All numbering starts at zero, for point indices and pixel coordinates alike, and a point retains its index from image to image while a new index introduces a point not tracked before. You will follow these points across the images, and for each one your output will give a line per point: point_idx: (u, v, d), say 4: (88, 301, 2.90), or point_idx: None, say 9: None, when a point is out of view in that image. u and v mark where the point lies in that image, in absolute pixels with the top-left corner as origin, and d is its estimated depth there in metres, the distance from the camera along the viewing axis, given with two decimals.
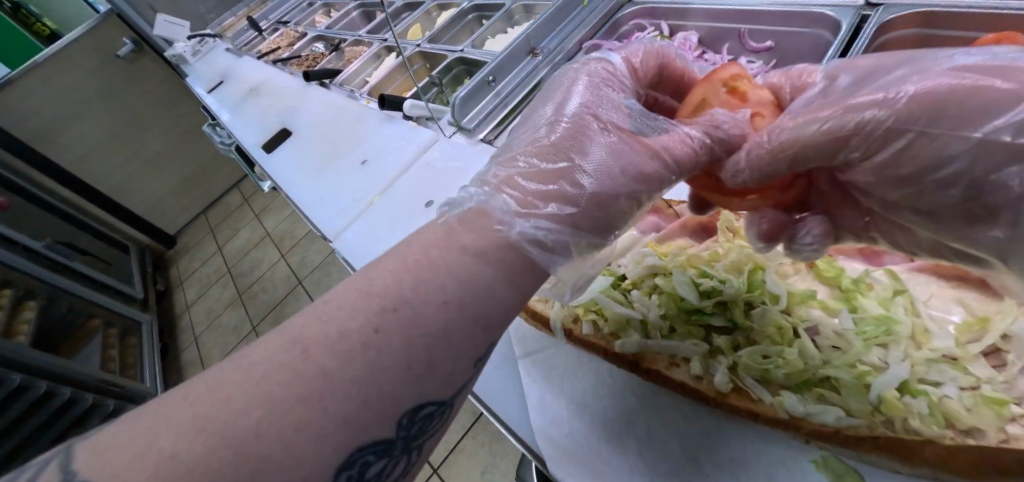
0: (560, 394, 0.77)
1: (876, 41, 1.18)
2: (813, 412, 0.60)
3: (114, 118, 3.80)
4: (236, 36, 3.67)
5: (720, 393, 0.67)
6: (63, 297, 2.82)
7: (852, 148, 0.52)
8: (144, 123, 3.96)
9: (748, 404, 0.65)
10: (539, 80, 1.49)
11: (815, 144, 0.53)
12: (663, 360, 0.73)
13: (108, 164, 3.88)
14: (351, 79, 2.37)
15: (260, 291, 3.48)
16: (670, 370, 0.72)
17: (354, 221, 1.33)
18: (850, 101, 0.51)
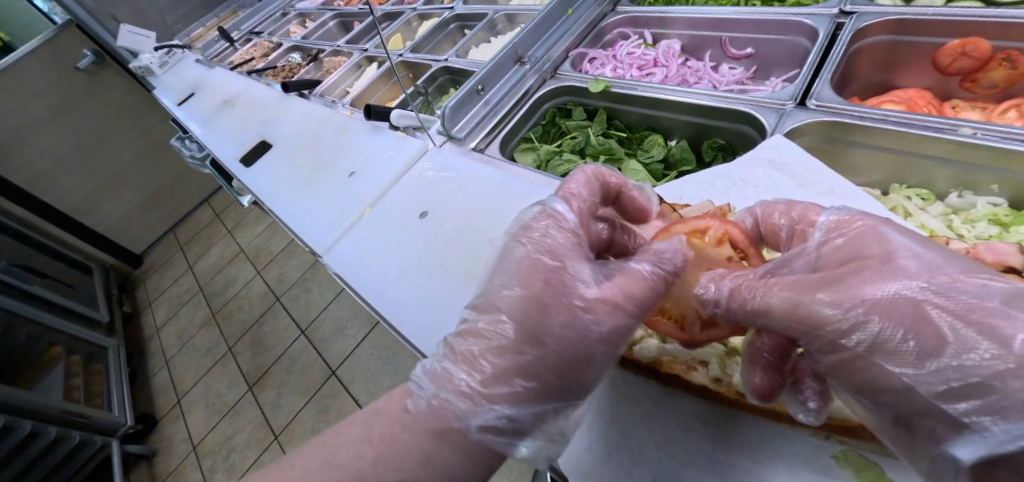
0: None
1: (853, 46, 1.22)
2: (835, 405, 0.60)
3: (76, 133, 3.63)
4: (207, 48, 3.57)
5: (741, 394, 0.67)
6: (21, 323, 2.65)
7: (820, 337, 0.53)
8: (108, 138, 3.80)
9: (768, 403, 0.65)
10: (526, 89, 1.49)
11: (797, 320, 0.54)
12: (681, 365, 0.72)
13: (69, 181, 3.69)
14: (331, 90, 2.34)
15: (238, 309, 3.35)
16: (690, 374, 0.70)
17: (344, 234, 1.29)
18: (857, 295, 0.50)
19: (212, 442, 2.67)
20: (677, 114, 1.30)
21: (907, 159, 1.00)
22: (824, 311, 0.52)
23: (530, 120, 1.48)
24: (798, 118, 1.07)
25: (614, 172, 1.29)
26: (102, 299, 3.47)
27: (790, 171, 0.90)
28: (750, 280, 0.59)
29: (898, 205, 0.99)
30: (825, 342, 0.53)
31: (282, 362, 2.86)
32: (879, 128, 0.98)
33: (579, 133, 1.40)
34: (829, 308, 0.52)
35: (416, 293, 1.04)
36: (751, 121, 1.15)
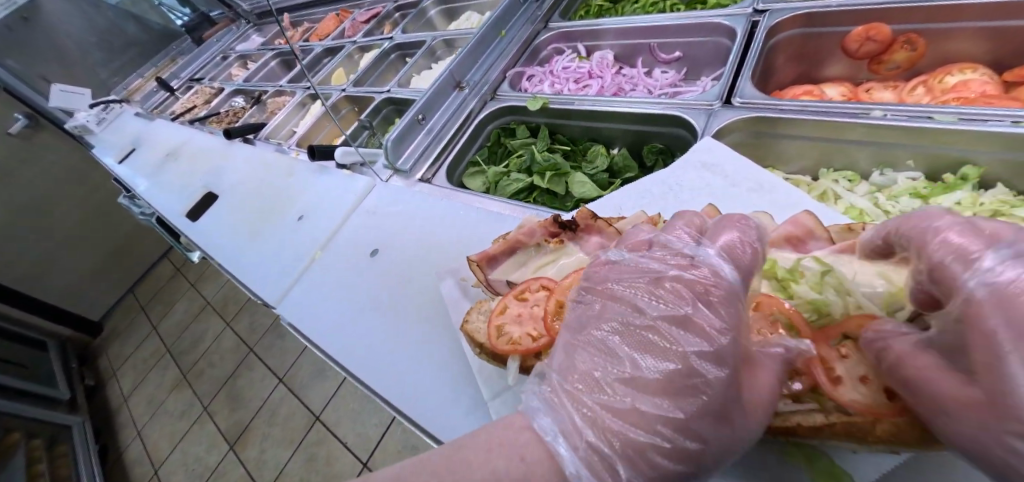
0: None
1: (770, 43, 1.28)
2: None
3: (14, 202, 3.43)
4: (146, 99, 3.45)
5: None
6: None
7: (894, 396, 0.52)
8: (52, 202, 3.61)
9: None
10: (469, 112, 1.50)
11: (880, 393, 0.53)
12: None
13: (12, 252, 3.47)
14: (276, 131, 2.29)
15: (207, 366, 3.20)
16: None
17: (295, 282, 1.25)
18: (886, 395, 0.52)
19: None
20: (615, 123, 1.33)
21: (830, 145, 1.05)
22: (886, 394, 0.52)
23: (475, 144, 1.49)
24: (725, 117, 1.10)
25: (562, 187, 1.30)
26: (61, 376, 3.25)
27: (722, 171, 0.93)
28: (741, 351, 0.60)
29: (826, 189, 1.05)
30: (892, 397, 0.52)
31: (262, 414, 2.73)
32: (802, 119, 1.03)
33: (524, 151, 1.41)
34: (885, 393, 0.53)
35: (375, 336, 1.01)
36: (685, 124, 1.18)
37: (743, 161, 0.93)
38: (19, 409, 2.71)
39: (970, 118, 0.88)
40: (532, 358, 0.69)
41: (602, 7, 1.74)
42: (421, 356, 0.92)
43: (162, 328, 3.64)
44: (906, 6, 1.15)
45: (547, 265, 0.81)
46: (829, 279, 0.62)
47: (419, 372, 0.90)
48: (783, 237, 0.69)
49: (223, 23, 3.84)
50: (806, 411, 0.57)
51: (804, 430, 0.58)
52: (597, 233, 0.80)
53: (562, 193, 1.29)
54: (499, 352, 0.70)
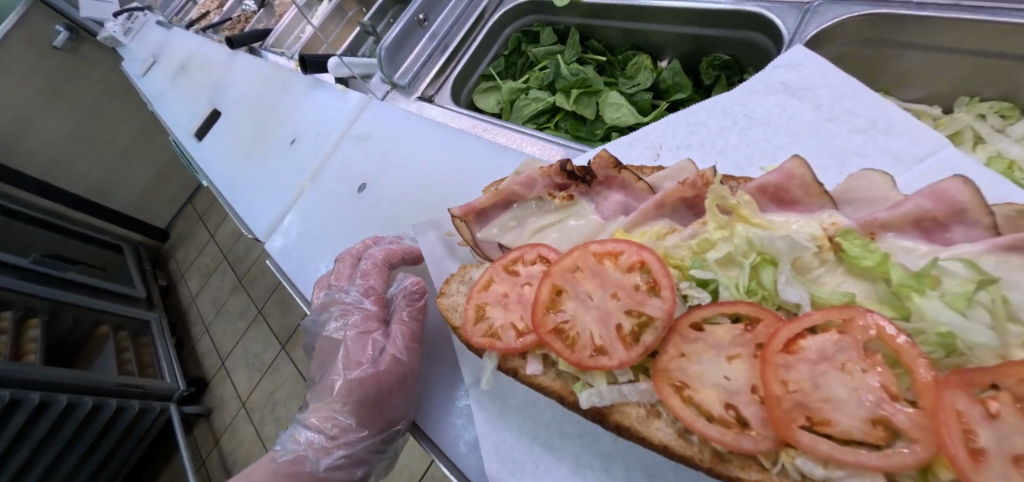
0: (507, 433, 0.58)
1: None
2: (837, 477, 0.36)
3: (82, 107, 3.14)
4: (165, 5, 3.19)
5: (718, 457, 0.42)
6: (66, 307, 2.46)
7: None
8: (105, 108, 3.23)
9: (755, 474, 0.40)
10: (482, 10, 1.19)
11: None
12: (638, 410, 0.47)
13: (80, 166, 3.20)
14: (283, 38, 2.06)
15: (259, 273, 3.03)
16: (649, 427, 0.45)
17: (284, 217, 1.13)
18: None
19: (257, 397, 2.47)
20: (664, 24, 1.01)
21: (984, 61, 0.71)
22: None
23: (489, 53, 1.21)
24: (830, 17, 0.76)
25: (592, 109, 1.04)
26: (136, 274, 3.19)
27: (813, 98, 0.65)
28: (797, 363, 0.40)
29: (964, 128, 0.74)
30: None
31: None
32: (948, 20, 0.68)
33: (548, 62, 1.13)
34: None
35: None
36: (764, 26, 0.86)
37: (850, 81, 0.64)
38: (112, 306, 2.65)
39: None
40: (515, 357, 0.55)
41: None
42: None
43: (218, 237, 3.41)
44: None
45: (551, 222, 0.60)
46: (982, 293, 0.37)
47: None
48: (911, 218, 0.43)
49: None
50: None
51: None
52: (621, 188, 0.58)
53: (592, 117, 1.04)
54: (473, 346, 0.54)
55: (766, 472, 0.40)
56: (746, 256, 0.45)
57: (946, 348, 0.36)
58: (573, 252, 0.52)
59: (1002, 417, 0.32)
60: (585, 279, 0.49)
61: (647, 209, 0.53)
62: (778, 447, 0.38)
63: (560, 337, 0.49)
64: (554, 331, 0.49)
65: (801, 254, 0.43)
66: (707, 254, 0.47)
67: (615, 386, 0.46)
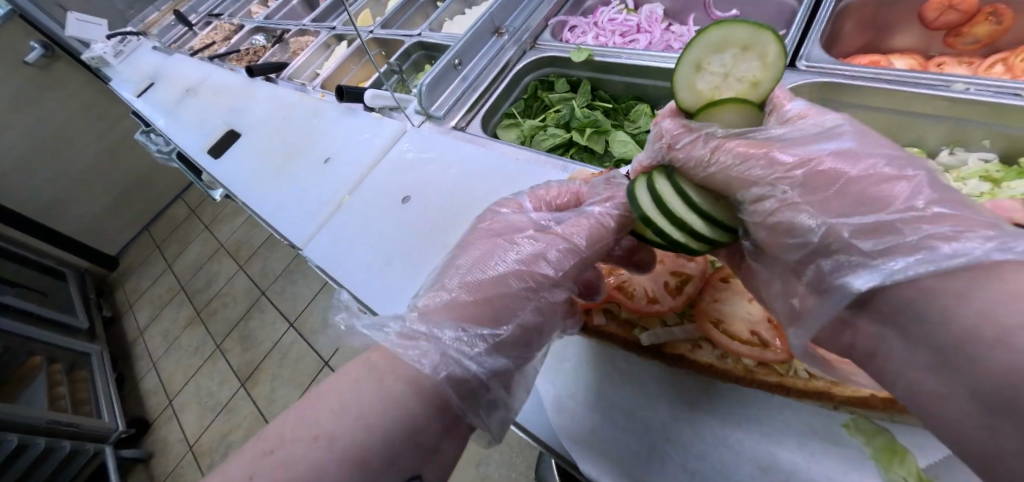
0: (558, 385, 0.72)
1: (840, 5, 1.19)
2: (832, 370, 0.58)
3: (32, 130, 3.26)
4: (162, 33, 3.32)
5: (749, 370, 0.62)
6: None
7: None
8: (68, 132, 3.42)
9: (776, 378, 0.60)
10: (506, 61, 1.41)
11: None
12: (685, 344, 0.67)
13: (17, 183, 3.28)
14: (299, 72, 2.21)
15: (219, 307, 3.09)
16: (695, 354, 0.65)
17: (322, 226, 1.24)
18: None
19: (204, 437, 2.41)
20: (663, 82, 1.26)
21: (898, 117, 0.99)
22: None
23: (510, 96, 1.41)
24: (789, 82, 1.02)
25: (602, 145, 1.25)
26: (78, 304, 3.11)
27: None
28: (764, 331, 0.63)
29: None
30: None
31: (272, 358, 2.66)
32: (869, 87, 0.96)
33: (562, 106, 1.34)
34: None
35: (409, 287, 0.99)
36: None
37: None
38: (40, 334, 2.52)
39: None
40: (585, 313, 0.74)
41: None
42: None
43: (176, 267, 3.51)
44: None
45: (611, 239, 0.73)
46: None
47: None
48: None
49: None
50: (879, 382, 0.55)
51: (876, 402, 0.55)
52: None
53: (602, 151, 1.24)
54: None
55: (782, 377, 0.60)
56: None
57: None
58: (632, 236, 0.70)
59: None
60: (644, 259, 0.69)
61: None
62: (790, 355, 0.60)
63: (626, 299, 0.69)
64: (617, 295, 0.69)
65: None
66: None
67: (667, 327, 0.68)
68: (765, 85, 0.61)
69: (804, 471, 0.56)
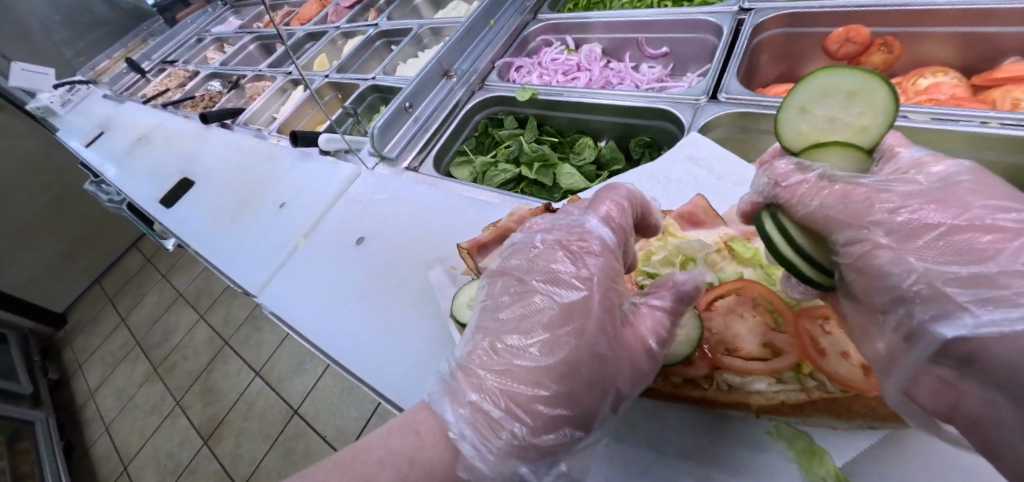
0: None
1: (755, 40, 1.31)
2: (748, 382, 0.60)
3: None
4: (114, 81, 3.27)
5: (675, 386, 0.65)
6: None
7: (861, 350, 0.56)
8: (11, 186, 3.27)
9: (701, 392, 0.63)
10: (455, 102, 1.48)
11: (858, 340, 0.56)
12: None
13: None
14: (256, 117, 2.22)
15: (179, 360, 2.94)
16: None
17: (277, 272, 1.23)
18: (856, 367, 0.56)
19: None
20: (603, 116, 1.34)
21: None
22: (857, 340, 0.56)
23: (461, 134, 1.47)
24: (713, 112, 1.12)
25: (549, 178, 1.30)
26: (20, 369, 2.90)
27: (707, 165, 0.96)
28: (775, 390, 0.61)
29: None
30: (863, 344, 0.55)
31: (237, 410, 2.54)
32: None
33: (512, 142, 1.40)
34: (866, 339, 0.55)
35: (364, 328, 0.99)
36: (673, 119, 1.20)
37: (729, 156, 0.95)
38: None
39: (943, 118, 0.94)
40: None
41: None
42: (412, 343, 0.93)
43: (130, 320, 3.34)
44: (883, 8, 1.22)
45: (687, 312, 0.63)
46: None
47: (414, 367, 0.89)
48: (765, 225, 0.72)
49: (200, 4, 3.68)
50: (788, 390, 0.59)
51: (787, 409, 0.60)
52: None
53: (550, 184, 1.29)
54: None
55: (706, 391, 0.63)
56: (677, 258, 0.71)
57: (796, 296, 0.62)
58: None
59: (832, 331, 0.58)
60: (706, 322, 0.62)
61: None
62: (711, 369, 0.63)
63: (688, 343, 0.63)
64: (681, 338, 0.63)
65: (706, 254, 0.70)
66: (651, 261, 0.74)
67: None
68: (876, 129, 0.59)
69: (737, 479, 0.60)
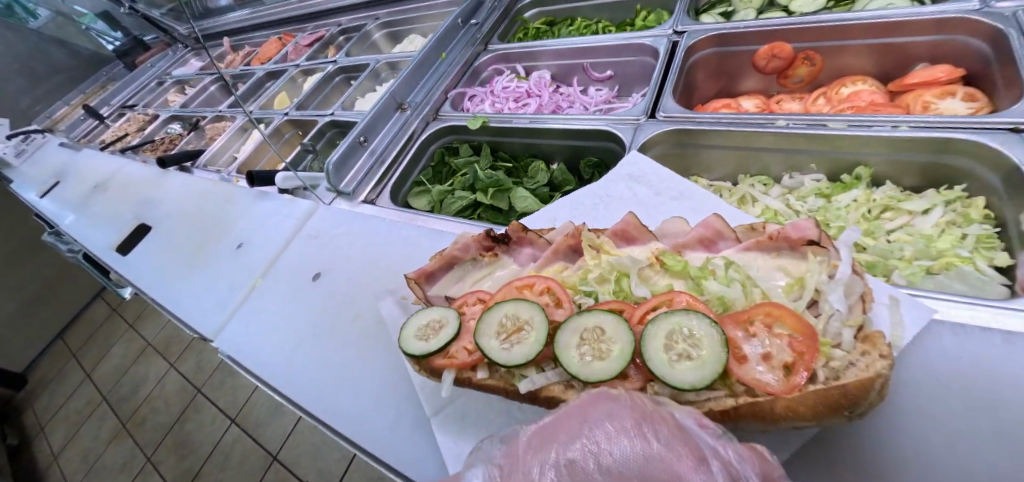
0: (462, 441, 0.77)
1: (689, 61, 1.39)
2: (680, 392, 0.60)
3: None
4: (71, 128, 3.21)
5: None
6: None
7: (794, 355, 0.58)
8: None
9: None
10: (411, 133, 1.51)
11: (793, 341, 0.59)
12: (557, 386, 0.68)
13: None
14: (216, 158, 2.20)
15: (148, 413, 2.81)
16: (565, 394, 0.66)
17: (233, 315, 1.21)
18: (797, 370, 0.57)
19: None
20: (554, 139, 1.39)
21: (747, 153, 1.13)
22: (782, 344, 0.59)
23: (418, 164, 1.50)
24: (649, 131, 1.17)
25: (505, 202, 1.33)
26: None
27: (647, 182, 1.00)
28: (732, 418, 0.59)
29: (744, 194, 1.14)
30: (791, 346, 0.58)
31: (213, 460, 2.43)
32: (720, 131, 1.11)
33: (468, 169, 1.43)
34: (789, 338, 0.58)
35: (321, 367, 0.98)
36: (615, 138, 1.25)
37: (666, 172, 1.00)
38: None
39: (859, 125, 0.99)
40: (467, 370, 0.74)
41: (540, 29, 1.84)
42: (368, 377, 0.92)
43: (94, 376, 3.19)
44: (803, 25, 1.29)
45: (666, 334, 0.60)
46: (736, 276, 0.67)
47: (372, 402, 0.88)
48: (696, 238, 0.75)
49: (158, 47, 3.66)
50: (717, 396, 0.60)
51: (715, 415, 0.60)
52: (529, 243, 0.83)
53: (505, 208, 1.32)
54: (435, 367, 0.74)
55: None
56: (612, 274, 0.72)
57: (722, 305, 0.65)
58: (523, 279, 0.75)
59: (757, 334, 0.60)
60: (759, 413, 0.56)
61: (547, 257, 0.78)
62: (645, 382, 0.62)
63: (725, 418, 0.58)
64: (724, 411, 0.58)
65: (639, 269, 0.72)
66: (588, 278, 0.73)
67: (541, 372, 0.69)
68: None
69: None
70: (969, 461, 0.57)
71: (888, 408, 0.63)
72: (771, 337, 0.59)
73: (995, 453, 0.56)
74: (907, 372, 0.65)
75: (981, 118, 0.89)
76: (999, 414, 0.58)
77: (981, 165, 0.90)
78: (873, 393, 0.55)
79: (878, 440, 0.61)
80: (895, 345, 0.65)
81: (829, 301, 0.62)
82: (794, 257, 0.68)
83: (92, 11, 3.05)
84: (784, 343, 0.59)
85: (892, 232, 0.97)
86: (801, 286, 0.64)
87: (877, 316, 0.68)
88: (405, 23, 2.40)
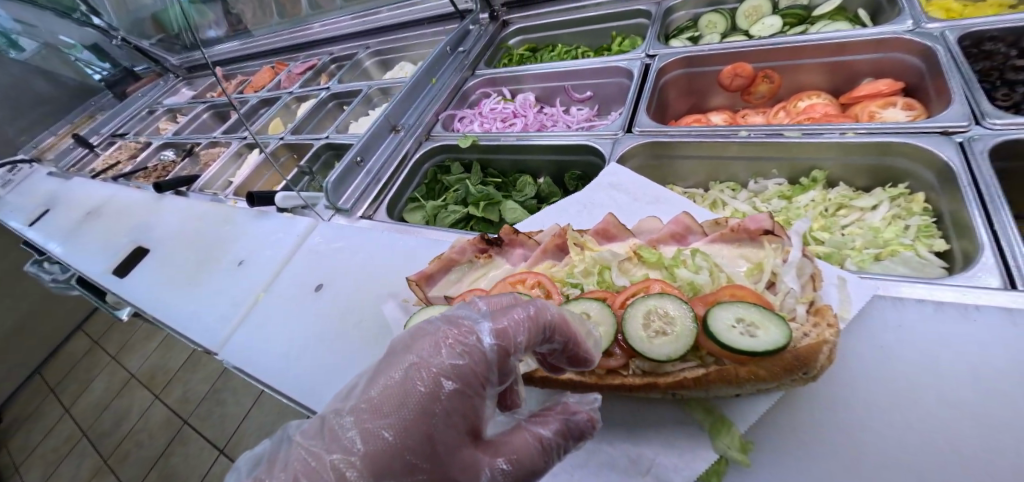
0: None
1: (661, 80, 1.51)
2: (657, 364, 0.68)
3: None
4: (61, 158, 3.24)
5: (600, 377, 0.71)
6: None
7: (760, 326, 0.63)
8: None
9: (620, 380, 0.70)
10: (405, 153, 1.59)
11: (755, 312, 0.64)
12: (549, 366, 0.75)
13: None
14: (211, 182, 2.26)
15: (133, 446, 2.75)
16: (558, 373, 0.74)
17: (237, 328, 1.25)
18: (763, 336, 0.62)
19: None
20: (540, 154, 1.49)
21: (716, 162, 1.24)
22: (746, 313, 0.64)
23: (412, 182, 1.58)
24: (627, 144, 1.28)
25: (496, 215, 1.41)
26: None
27: (625, 190, 1.09)
28: (705, 385, 0.66)
29: (716, 199, 1.24)
30: (753, 321, 0.64)
31: None
32: (690, 142, 1.22)
33: (459, 185, 1.51)
34: (753, 314, 0.64)
35: (327, 369, 1.03)
36: (597, 152, 1.36)
37: (643, 181, 1.10)
38: None
39: (811, 133, 1.11)
40: None
41: (523, 55, 1.97)
42: None
43: (78, 408, 3.12)
44: (762, 48, 1.43)
45: (643, 314, 0.68)
46: (706, 264, 0.76)
47: None
48: (668, 234, 0.83)
49: (149, 77, 3.73)
50: (689, 367, 0.67)
51: (690, 383, 0.66)
52: (521, 244, 0.92)
53: (496, 220, 1.40)
54: None
55: (625, 377, 0.70)
56: (595, 267, 0.81)
57: (693, 289, 0.73)
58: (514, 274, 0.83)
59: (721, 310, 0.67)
60: (728, 374, 0.64)
61: (536, 257, 0.86)
62: (628, 358, 0.70)
63: (689, 384, 0.66)
64: (679, 380, 0.66)
65: (619, 262, 0.80)
66: (574, 272, 0.81)
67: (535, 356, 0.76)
68: None
69: (666, 452, 0.67)
70: (912, 414, 0.65)
71: (846, 376, 0.71)
72: (737, 309, 0.65)
73: (927, 403, 0.65)
74: (858, 343, 0.73)
75: (916, 124, 1.01)
76: (933, 374, 0.67)
77: (920, 164, 1.01)
78: (822, 357, 0.63)
79: (833, 397, 0.70)
80: (843, 318, 0.74)
81: (786, 282, 0.71)
82: (755, 246, 0.77)
83: (80, 42, 3.11)
84: (747, 314, 0.64)
85: (847, 227, 1.07)
86: (760, 270, 0.73)
87: (829, 295, 0.77)
88: (395, 51, 2.52)
